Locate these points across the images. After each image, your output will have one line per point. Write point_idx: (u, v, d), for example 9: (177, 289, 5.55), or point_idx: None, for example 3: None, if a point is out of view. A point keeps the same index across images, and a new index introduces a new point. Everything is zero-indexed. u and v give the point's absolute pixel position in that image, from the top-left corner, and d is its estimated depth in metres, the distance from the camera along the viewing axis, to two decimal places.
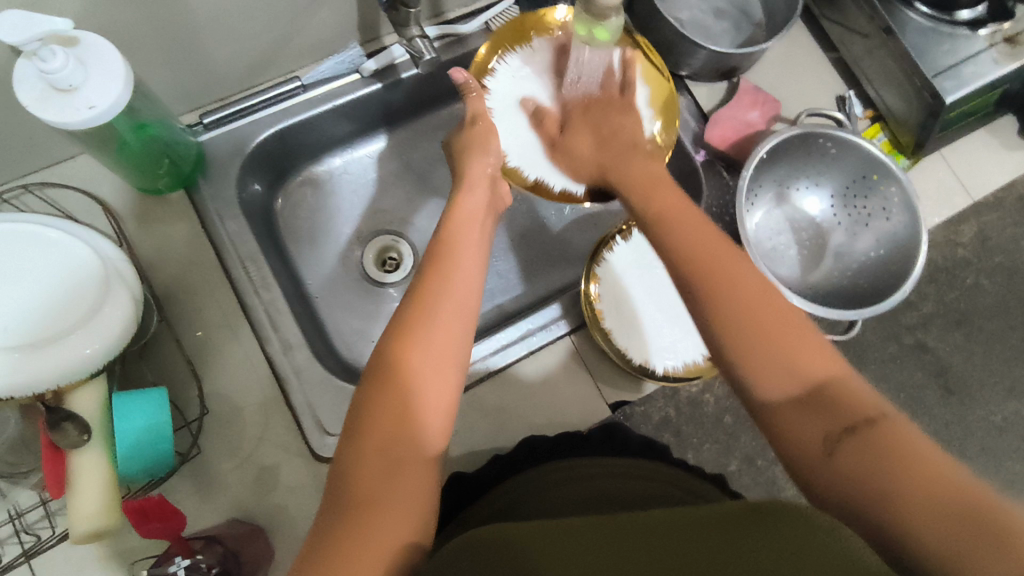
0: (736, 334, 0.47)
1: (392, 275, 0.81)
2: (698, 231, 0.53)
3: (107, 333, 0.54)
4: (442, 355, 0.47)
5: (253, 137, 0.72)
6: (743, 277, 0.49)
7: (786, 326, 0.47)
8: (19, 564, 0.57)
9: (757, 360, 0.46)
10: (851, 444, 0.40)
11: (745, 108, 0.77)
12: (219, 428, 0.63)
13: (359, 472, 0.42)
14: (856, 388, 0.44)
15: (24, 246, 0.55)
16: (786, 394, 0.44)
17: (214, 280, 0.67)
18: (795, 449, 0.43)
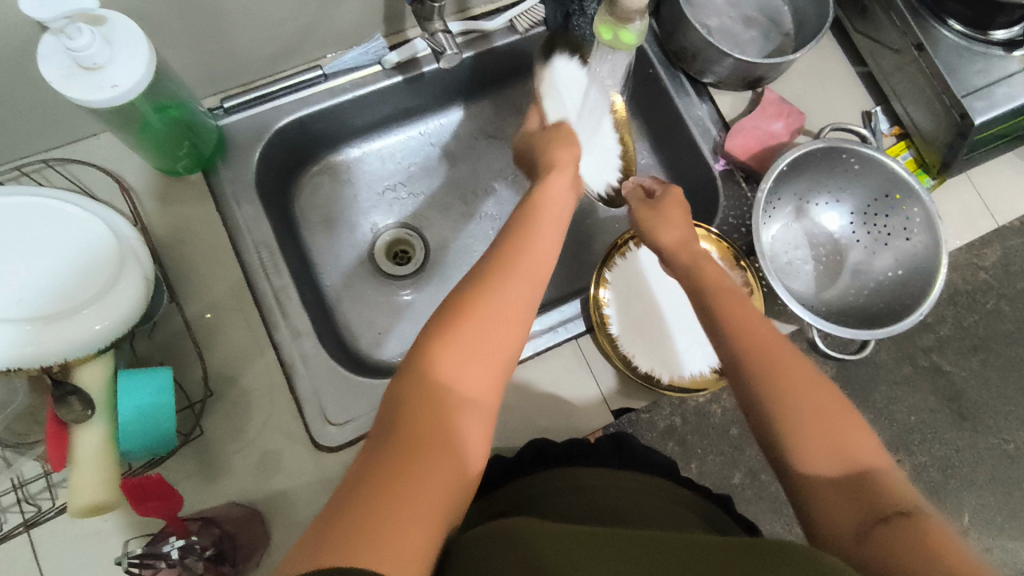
0: (786, 411, 0.47)
1: (405, 267, 0.81)
2: (746, 312, 0.54)
3: (117, 310, 0.55)
4: (504, 343, 0.47)
5: (273, 123, 0.72)
6: (794, 363, 0.50)
7: (835, 412, 0.47)
8: (19, 532, 0.57)
9: (802, 438, 0.46)
10: (883, 532, 0.40)
11: (768, 120, 0.76)
12: (224, 410, 0.64)
13: (417, 425, 0.40)
14: (897, 481, 0.44)
15: (43, 219, 0.56)
16: (829, 476, 0.44)
17: (228, 263, 0.68)
18: (825, 526, 0.43)
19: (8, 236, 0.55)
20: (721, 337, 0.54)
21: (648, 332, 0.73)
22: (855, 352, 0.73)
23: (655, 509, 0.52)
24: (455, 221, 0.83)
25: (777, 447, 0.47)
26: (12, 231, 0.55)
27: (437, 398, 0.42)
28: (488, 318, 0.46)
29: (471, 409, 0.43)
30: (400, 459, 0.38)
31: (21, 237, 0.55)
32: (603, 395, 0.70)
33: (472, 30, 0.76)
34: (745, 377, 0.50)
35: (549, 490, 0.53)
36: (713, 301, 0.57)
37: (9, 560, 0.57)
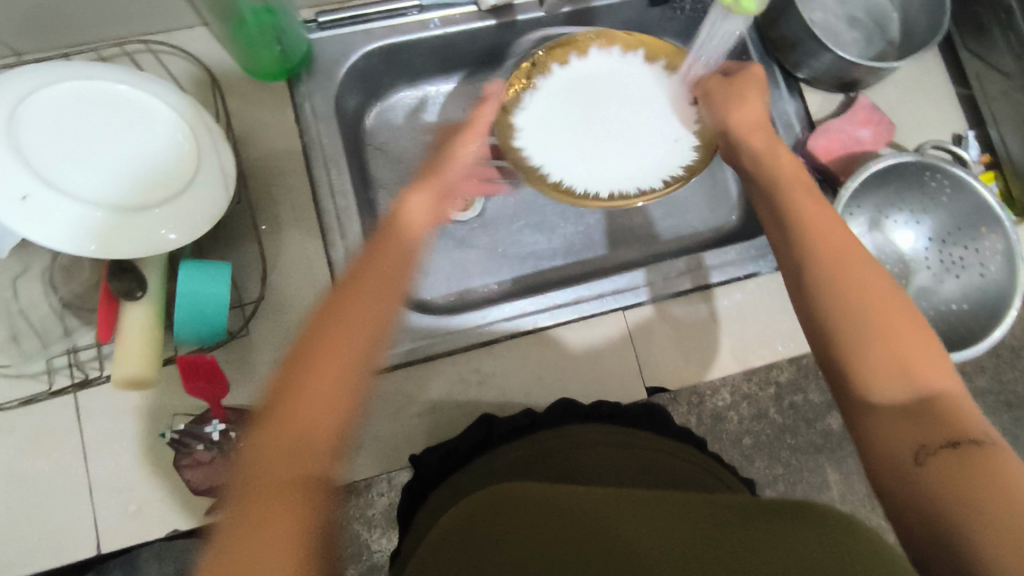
0: (855, 330, 0.47)
1: (461, 214, 0.80)
2: (823, 209, 0.53)
3: (199, 213, 0.55)
4: (354, 331, 0.64)
5: (362, 46, 0.72)
6: (863, 271, 0.48)
7: (906, 331, 0.46)
8: (67, 393, 0.59)
9: (870, 358, 0.46)
10: (945, 458, 0.41)
11: (858, 124, 0.74)
12: (271, 315, 0.65)
13: (232, 528, 0.51)
14: (965, 405, 0.44)
15: (132, 113, 0.55)
16: (895, 398, 0.44)
17: (297, 174, 0.69)
18: (881, 448, 0.43)
19: (89, 127, 0.54)
20: (798, 234, 0.52)
21: (616, 161, 0.76)
22: None
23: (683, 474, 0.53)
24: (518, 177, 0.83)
25: (840, 364, 0.47)
26: (95, 124, 0.54)
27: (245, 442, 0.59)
28: (382, 266, 0.68)
29: (309, 406, 0.59)
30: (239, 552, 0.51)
31: (115, 124, 0.54)
32: (638, 371, 0.70)
33: None
34: (813, 292, 0.49)
35: (587, 443, 0.55)
36: (803, 236, 0.51)
37: (51, 418, 0.59)
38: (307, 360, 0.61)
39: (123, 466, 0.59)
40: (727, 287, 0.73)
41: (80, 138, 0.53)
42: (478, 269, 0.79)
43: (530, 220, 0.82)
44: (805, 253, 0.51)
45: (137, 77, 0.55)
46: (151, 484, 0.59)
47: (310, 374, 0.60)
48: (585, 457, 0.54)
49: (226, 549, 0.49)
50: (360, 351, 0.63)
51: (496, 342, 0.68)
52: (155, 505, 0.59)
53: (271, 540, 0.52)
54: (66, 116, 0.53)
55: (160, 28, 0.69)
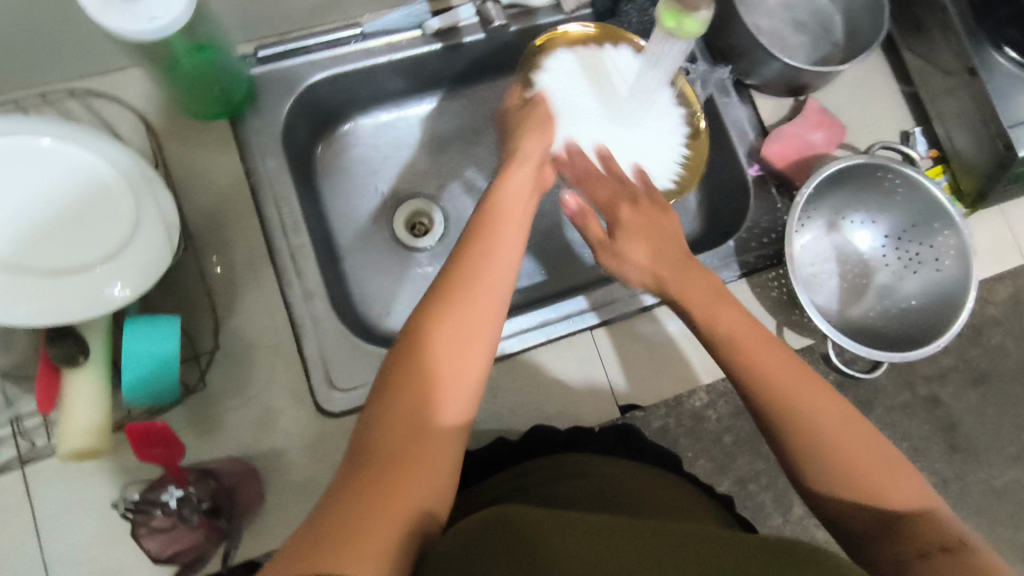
0: (820, 458, 0.47)
1: (422, 239, 0.79)
2: (755, 328, 0.54)
3: (140, 266, 0.53)
4: (510, 256, 0.53)
5: (307, 78, 0.70)
6: (823, 405, 0.49)
7: (875, 457, 0.47)
8: (13, 466, 0.56)
9: (842, 480, 0.47)
10: (937, 565, 0.41)
11: (811, 128, 0.75)
12: (229, 364, 0.63)
13: (377, 439, 0.43)
14: (943, 520, 0.45)
15: (55, 170, 0.52)
16: (875, 518, 0.45)
17: (247, 214, 0.66)
18: (872, 565, 0.44)
19: (10, 187, 0.50)
20: (727, 347, 0.54)
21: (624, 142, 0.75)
22: (862, 372, 0.73)
23: (665, 500, 0.50)
24: (479, 200, 0.82)
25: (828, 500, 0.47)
26: (17, 184, 0.51)
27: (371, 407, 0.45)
28: (510, 189, 0.58)
29: (471, 334, 0.48)
30: (338, 529, 0.37)
31: (38, 180, 0.51)
32: (612, 390, 0.69)
33: (519, 4, 0.74)
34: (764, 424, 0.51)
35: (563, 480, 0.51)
36: (741, 370, 0.52)
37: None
38: (478, 266, 0.51)
39: (80, 537, 0.56)
40: None
41: (2, 200, 0.50)
42: None
43: None
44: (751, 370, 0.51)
45: (62, 128, 0.52)
46: (111, 552, 0.56)
47: (431, 345, 0.46)
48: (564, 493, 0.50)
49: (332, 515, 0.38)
50: (475, 356, 0.47)
51: None
52: (117, 574, 0.56)
53: (431, 422, 0.44)
54: None
55: (90, 73, 0.66)
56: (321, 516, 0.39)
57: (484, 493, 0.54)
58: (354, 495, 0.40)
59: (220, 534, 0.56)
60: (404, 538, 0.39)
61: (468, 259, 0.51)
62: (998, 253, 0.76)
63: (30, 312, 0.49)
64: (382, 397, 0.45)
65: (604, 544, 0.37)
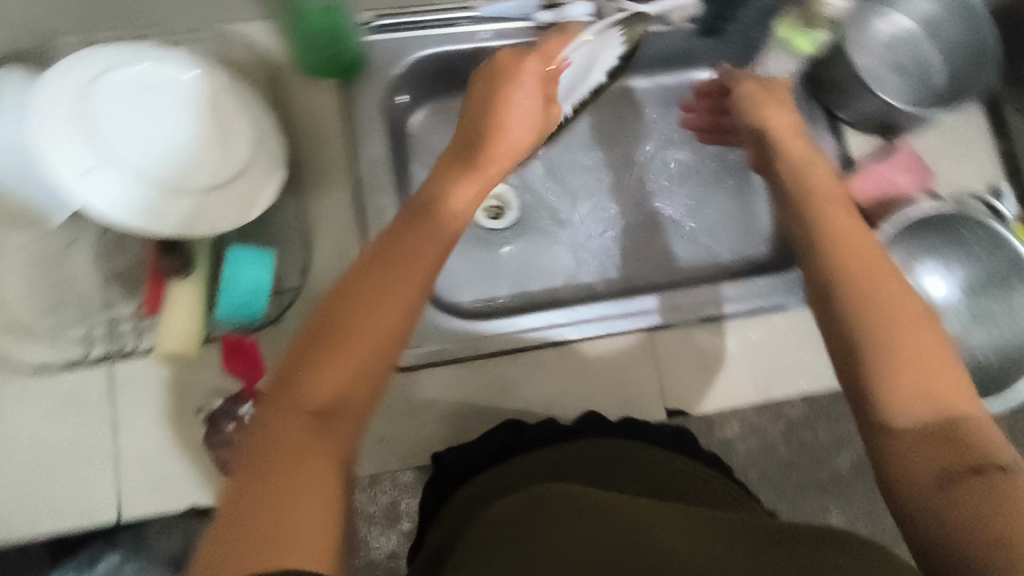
0: (882, 353, 0.46)
1: (496, 222, 0.82)
2: (853, 226, 0.53)
3: (254, 195, 0.57)
4: (428, 254, 0.53)
5: (417, 52, 0.74)
6: (900, 307, 0.48)
7: (940, 365, 0.46)
8: (102, 363, 0.61)
9: (899, 376, 0.45)
10: (974, 487, 0.41)
11: (896, 169, 0.75)
12: (306, 305, 0.66)
13: (272, 445, 0.43)
14: (988, 432, 0.44)
15: (184, 98, 0.56)
16: (920, 420, 0.45)
17: (342, 169, 0.70)
18: (905, 475, 0.43)
19: (147, 108, 0.55)
20: (826, 247, 0.52)
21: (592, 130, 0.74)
22: None
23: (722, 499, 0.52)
24: (556, 193, 0.84)
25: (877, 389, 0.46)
26: (157, 105, 0.56)
27: (292, 396, 0.45)
28: (452, 203, 0.58)
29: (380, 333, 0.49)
30: (243, 534, 0.39)
31: (173, 105, 0.56)
32: (660, 393, 0.71)
33: None
34: (829, 302, 0.50)
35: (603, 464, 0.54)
36: (830, 261, 0.51)
37: (84, 387, 0.60)
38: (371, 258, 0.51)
39: (150, 441, 0.60)
40: (753, 319, 0.74)
41: (137, 117, 0.55)
42: (509, 278, 0.80)
43: (561, 232, 0.83)
44: (830, 258, 0.51)
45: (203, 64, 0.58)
46: (175, 459, 0.60)
47: (314, 355, 0.47)
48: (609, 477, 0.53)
49: (237, 520, 0.39)
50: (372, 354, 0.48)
51: (523, 350, 0.70)
52: (178, 480, 0.60)
53: (333, 419, 0.46)
54: (130, 95, 0.55)
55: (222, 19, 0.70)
56: (226, 526, 0.40)
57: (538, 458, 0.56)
58: (251, 506, 0.40)
59: None
60: (311, 536, 0.40)
61: (376, 258, 0.52)
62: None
63: (151, 219, 0.53)
64: (307, 384, 0.46)
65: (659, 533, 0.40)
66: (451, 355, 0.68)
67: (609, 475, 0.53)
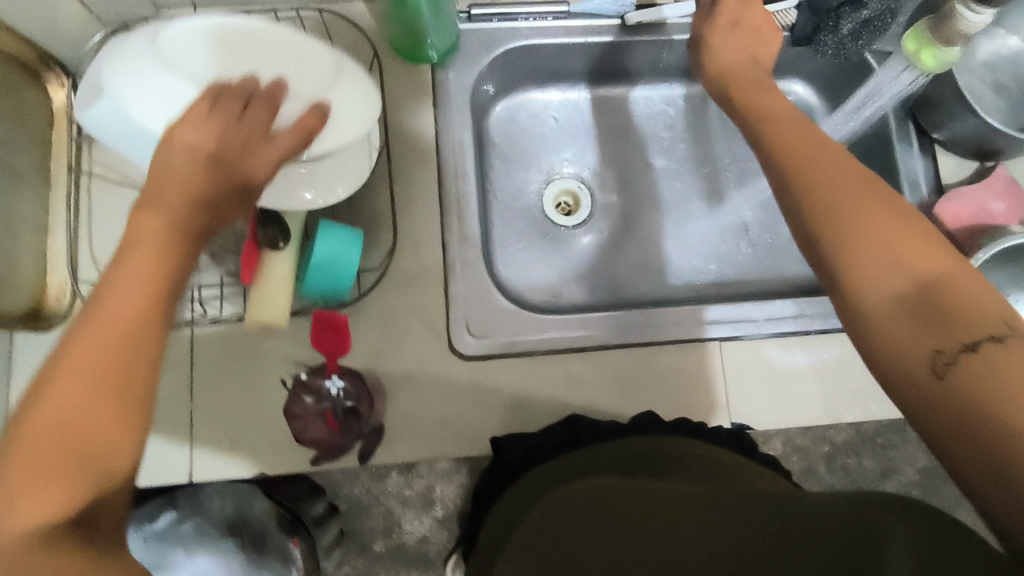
0: (848, 228, 0.42)
1: (565, 218, 0.82)
2: (796, 128, 0.50)
3: (341, 179, 0.58)
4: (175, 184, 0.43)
5: (506, 43, 0.75)
6: (846, 186, 0.44)
7: (909, 231, 0.41)
8: (185, 326, 0.63)
9: (863, 251, 0.41)
10: (970, 361, 0.35)
11: (991, 195, 0.72)
12: (381, 285, 0.67)
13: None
14: (976, 290, 0.38)
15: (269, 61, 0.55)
16: (896, 293, 0.39)
17: (425, 154, 0.71)
18: (897, 361, 0.38)
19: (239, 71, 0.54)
20: (770, 145, 0.50)
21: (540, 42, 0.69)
22: None
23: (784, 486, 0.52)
24: (628, 193, 0.84)
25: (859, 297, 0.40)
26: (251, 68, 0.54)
27: (45, 377, 0.36)
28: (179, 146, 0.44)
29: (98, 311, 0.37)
30: None
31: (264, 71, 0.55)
32: (726, 404, 0.69)
33: None
34: (789, 200, 0.46)
35: (634, 455, 0.57)
36: (778, 156, 0.48)
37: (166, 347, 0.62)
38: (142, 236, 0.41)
39: (225, 406, 0.62)
40: (828, 336, 0.72)
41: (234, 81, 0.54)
42: (577, 275, 0.80)
43: (630, 233, 0.82)
44: (790, 164, 0.47)
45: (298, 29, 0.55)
46: (247, 424, 0.62)
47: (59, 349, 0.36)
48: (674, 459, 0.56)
49: None
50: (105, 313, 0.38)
51: (591, 350, 0.69)
52: (247, 444, 0.61)
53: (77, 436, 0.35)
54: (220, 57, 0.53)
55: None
56: None
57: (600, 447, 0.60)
58: None
59: (353, 432, 0.63)
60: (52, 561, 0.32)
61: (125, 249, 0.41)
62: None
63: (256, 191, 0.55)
64: (60, 367, 0.36)
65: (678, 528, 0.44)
66: (521, 349, 0.68)
67: (664, 462, 0.55)
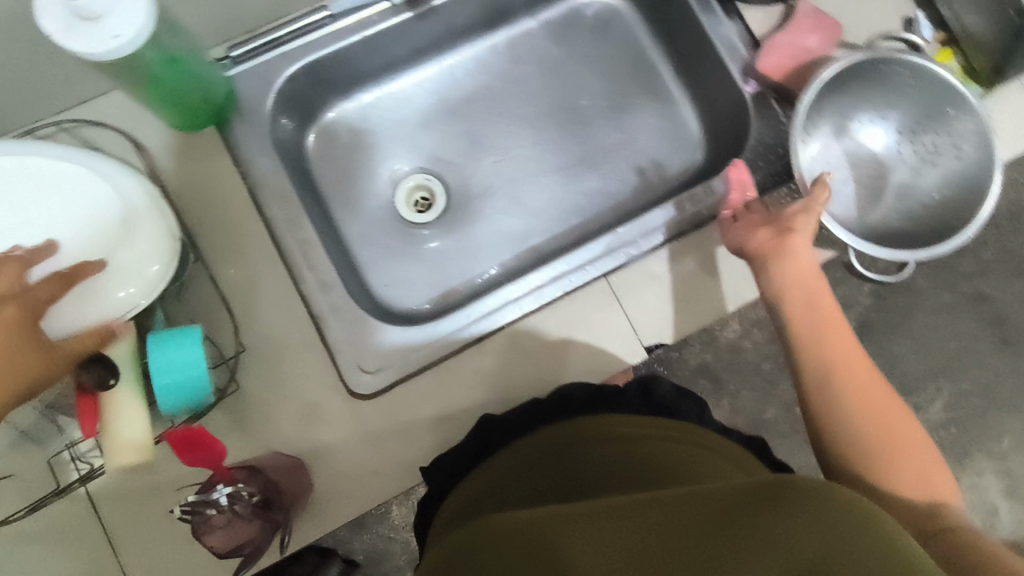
0: (816, 352, 0.59)
1: (425, 215, 0.80)
2: (810, 274, 0.63)
3: (142, 273, 0.55)
4: None
5: (283, 71, 0.71)
6: (835, 320, 0.61)
7: (879, 396, 0.57)
8: (76, 488, 0.59)
9: (841, 390, 0.57)
10: (902, 481, 0.52)
11: (803, 32, 0.71)
12: (255, 363, 0.64)
13: None
14: (925, 452, 0.54)
15: (56, 180, 0.56)
16: (868, 445, 0.54)
17: (248, 214, 0.67)
18: (878, 489, 0.52)
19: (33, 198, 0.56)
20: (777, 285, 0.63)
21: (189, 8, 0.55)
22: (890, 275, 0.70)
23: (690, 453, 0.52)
24: (477, 165, 0.82)
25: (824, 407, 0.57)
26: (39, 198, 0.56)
27: None
28: None
29: None
30: None
31: (54, 193, 0.56)
32: (634, 334, 0.69)
33: None
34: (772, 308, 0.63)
35: (535, 464, 0.56)
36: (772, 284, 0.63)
37: (62, 517, 0.59)
38: None
39: (149, 547, 0.59)
40: (707, 230, 0.71)
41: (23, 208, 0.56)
42: (457, 263, 0.79)
43: (493, 204, 0.81)
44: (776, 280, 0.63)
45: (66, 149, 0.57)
46: (177, 555, 0.59)
47: None
48: (583, 460, 0.54)
49: None
50: None
51: (487, 336, 0.68)
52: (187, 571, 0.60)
53: None
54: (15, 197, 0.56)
55: (74, 102, 0.66)
56: None
57: (505, 456, 0.58)
58: None
59: (274, 523, 0.59)
60: None
61: None
62: (1010, 142, 0.71)
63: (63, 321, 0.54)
64: None
65: (598, 530, 0.41)
66: (419, 364, 0.67)
67: (577, 462, 0.54)
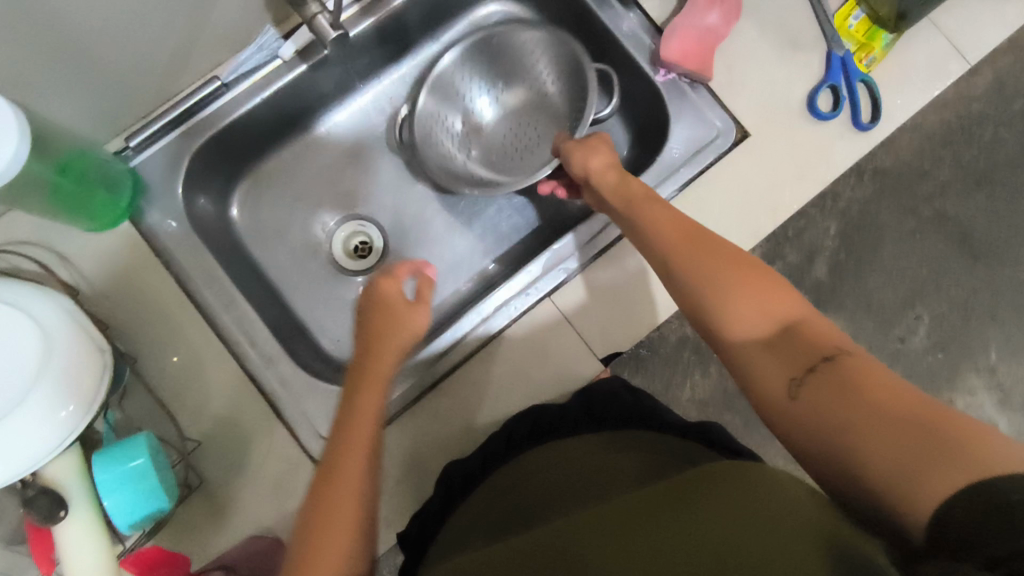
0: (688, 262, 0.54)
1: (366, 261, 0.79)
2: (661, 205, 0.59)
3: (82, 389, 0.55)
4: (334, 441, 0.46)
5: (188, 150, 0.69)
6: (697, 231, 0.56)
7: (768, 287, 0.51)
8: None
9: (723, 294, 0.51)
10: (813, 382, 0.44)
11: (702, 11, 0.70)
12: (215, 452, 0.63)
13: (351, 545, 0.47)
14: (827, 331, 0.48)
15: None
16: (762, 338, 0.49)
17: (178, 302, 0.65)
18: (768, 396, 0.47)
19: None
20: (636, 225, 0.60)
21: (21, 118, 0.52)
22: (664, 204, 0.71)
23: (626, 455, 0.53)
24: (406, 199, 0.81)
25: (702, 316, 0.53)
26: None
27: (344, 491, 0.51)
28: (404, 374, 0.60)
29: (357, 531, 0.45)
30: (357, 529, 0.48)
31: None
32: (587, 347, 0.68)
33: None
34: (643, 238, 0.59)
35: (491, 504, 0.55)
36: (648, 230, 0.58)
37: None
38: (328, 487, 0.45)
39: None
40: None
41: None
42: None
43: (431, 236, 0.81)
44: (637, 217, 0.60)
45: None
46: None
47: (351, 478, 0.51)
48: (529, 494, 0.54)
49: None
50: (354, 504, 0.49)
51: (441, 381, 0.67)
52: None
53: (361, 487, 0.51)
54: None
55: None
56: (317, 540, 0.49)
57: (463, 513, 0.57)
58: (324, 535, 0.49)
59: None
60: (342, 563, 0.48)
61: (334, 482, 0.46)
62: (925, 80, 0.72)
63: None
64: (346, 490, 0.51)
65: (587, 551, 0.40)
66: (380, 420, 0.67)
67: (529, 494, 0.54)
